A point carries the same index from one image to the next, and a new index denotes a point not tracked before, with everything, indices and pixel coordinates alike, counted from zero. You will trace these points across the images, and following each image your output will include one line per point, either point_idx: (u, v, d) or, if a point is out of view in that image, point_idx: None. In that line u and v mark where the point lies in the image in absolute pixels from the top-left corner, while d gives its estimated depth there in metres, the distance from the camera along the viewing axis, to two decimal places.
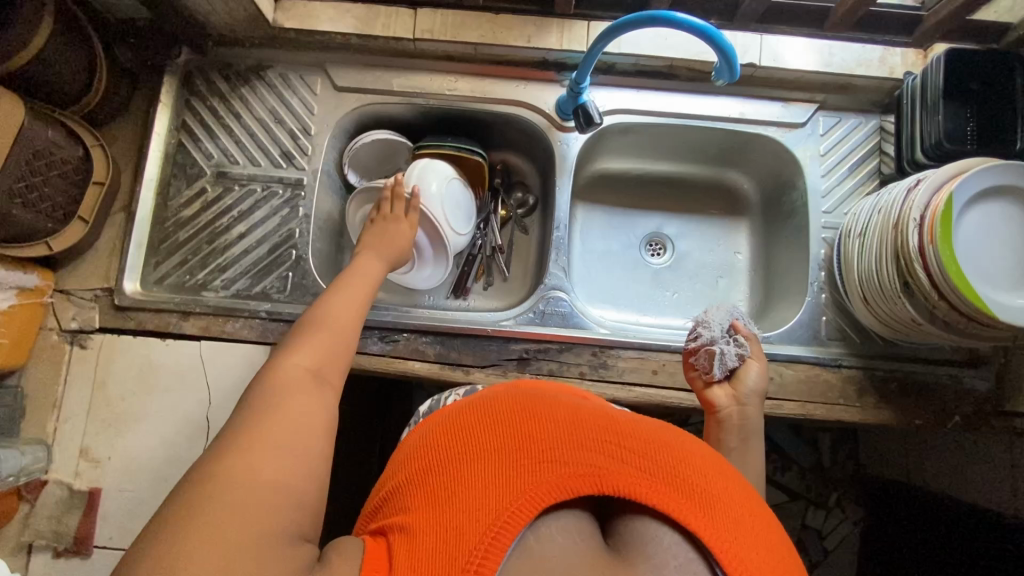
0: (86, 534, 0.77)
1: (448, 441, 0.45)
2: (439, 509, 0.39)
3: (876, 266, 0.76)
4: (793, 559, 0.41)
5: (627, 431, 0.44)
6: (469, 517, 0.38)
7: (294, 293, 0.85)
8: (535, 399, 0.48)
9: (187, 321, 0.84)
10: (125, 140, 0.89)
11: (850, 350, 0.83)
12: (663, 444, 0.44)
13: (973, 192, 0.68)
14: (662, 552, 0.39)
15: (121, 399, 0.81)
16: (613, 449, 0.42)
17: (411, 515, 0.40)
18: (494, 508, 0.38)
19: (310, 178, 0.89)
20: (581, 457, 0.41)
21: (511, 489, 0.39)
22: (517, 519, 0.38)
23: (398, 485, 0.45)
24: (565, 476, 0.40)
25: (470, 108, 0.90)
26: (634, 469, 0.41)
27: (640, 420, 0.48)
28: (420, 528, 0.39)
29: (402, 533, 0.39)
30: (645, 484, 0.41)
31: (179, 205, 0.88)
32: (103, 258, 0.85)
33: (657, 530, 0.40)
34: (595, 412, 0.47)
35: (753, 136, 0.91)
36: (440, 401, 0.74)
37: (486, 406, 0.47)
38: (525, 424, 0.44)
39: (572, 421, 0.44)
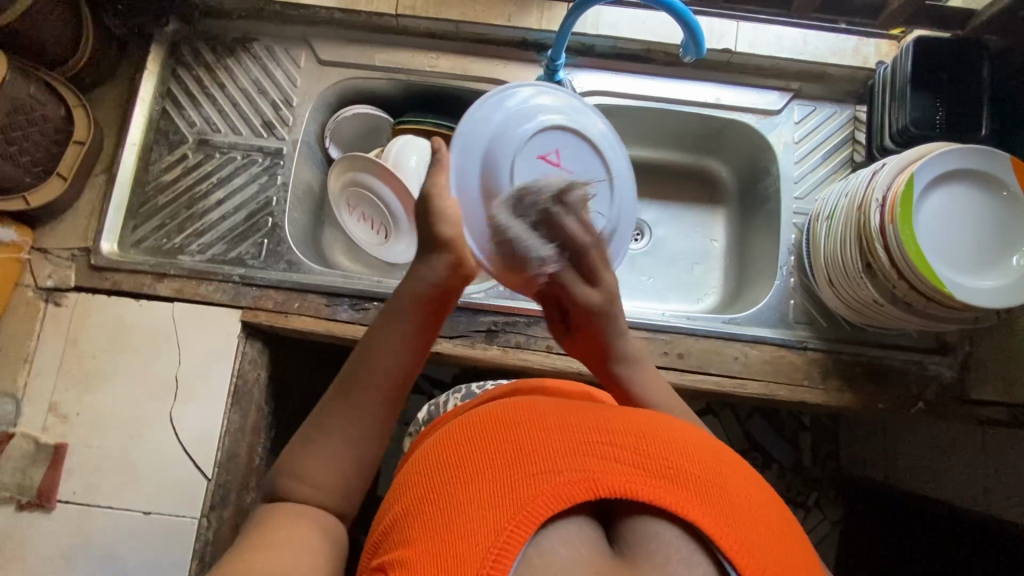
0: (50, 488, 0.77)
1: (441, 463, 0.43)
2: (439, 538, 0.37)
3: (840, 246, 0.76)
4: (793, 533, 0.41)
5: (617, 429, 0.42)
6: (470, 544, 0.36)
7: (268, 260, 0.86)
8: (527, 409, 0.45)
9: (162, 283, 0.84)
10: (110, 105, 0.90)
11: (816, 333, 0.84)
12: (655, 437, 0.42)
13: (935, 173, 0.69)
14: (664, 547, 0.37)
15: (92, 357, 0.81)
16: (604, 449, 0.40)
17: (411, 548, 0.37)
18: (492, 528, 0.36)
19: (290, 149, 0.91)
20: (573, 462, 0.39)
21: (508, 508, 0.37)
22: (515, 537, 0.36)
23: (395, 512, 0.42)
24: (561, 485, 0.38)
25: (450, 85, 0.92)
26: (627, 466, 0.39)
27: (628, 412, 0.46)
28: (418, 561, 0.36)
29: (401, 568, 0.37)
30: (643, 482, 0.39)
31: (159, 170, 0.90)
32: (82, 218, 0.86)
33: (658, 527, 0.38)
34: (579, 412, 0.45)
35: (729, 121, 0.92)
36: (439, 407, 0.80)
37: (475, 427, 0.45)
38: (517, 438, 0.42)
39: (562, 426, 0.42)
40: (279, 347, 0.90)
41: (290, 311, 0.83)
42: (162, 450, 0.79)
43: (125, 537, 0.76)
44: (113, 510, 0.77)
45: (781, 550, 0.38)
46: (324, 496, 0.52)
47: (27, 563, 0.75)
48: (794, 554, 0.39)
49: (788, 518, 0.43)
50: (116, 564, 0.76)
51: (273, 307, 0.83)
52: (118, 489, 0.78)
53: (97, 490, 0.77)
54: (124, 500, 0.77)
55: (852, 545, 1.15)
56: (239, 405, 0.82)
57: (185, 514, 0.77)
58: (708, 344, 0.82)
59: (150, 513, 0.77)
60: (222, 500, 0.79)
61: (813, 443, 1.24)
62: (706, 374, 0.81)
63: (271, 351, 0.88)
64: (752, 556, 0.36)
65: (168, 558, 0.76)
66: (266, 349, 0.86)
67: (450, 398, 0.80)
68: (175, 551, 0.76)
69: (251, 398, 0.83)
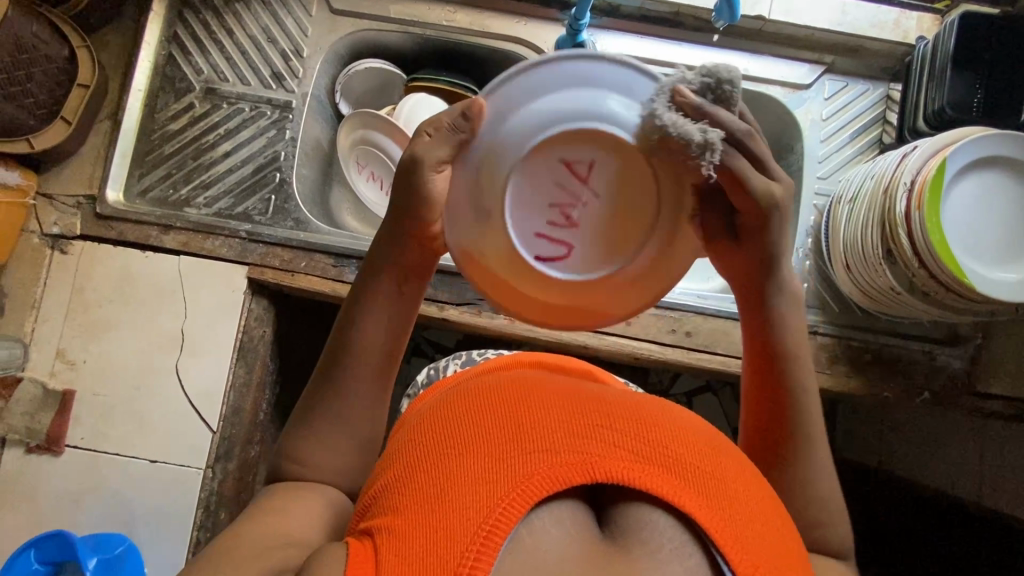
0: (58, 433, 0.78)
1: (438, 432, 0.42)
2: (430, 509, 0.36)
3: (861, 231, 0.74)
4: (787, 529, 0.41)
5: (618, 413, 0.41)
6: (459, 519, 0.35)
7: (275, 217, 0.85)
8: (529, 386, 0.45)
9: (167, 236, 0.83)
10: (115, 47, 0.87)
11: (828, 318, 0.83)
12: (656, 424, 0.41)
13: (966, 159, 0.66)
14: (657, 535, 0.37)
15: (98, 306, 0.81)
16: (603, 434, 0.39)
17: (400, 516, 0.37)
18: (483, 504, 0.36)
19: (300, 102, 0.89)
20: (570, 444, 0.39)
21: (501, 485, 0.37)
22: (507, 515, 0.36)
23: (387, 476, 0.42)
24: (555, 467, 0.38)
25: (467, 42, 0.89)
26: (626, 452, 0.39)
27: (629, 395, 0.45)
28: (408, 529, 0.36)
29: (389, 535, 0.36)
30: (642, 470, 0.38)
31: (166, 119, 0.88)
32: (87, 164, 0.85)
33: (653, 515, 0.37)
34: (582, 393, 0.44)
35: (757, 94, 0.88)
36: (438, 370, 0.80)
37: (473, 399, 0.44)
38: (514, 414, 0.41)
39: (561, 407, 0.41)
40: (284, 305, 0.90)
41: (297, 269, 0.82)
42: (168, 402, 0.80)
43: (132, 484, 0.78)
44: (120, 457, 0.78)
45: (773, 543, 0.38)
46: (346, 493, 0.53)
47: (36, 503, 0.77)
48: (784, 547, 0.39)
49: (780, 508, 0.42)
50: (123, 508, 0.78)
51: (280, 265, 0.82)
52: (125, 437, 0.79)
53: (104, 437, 0.79)
54: (131, 448, 0.79)
55: None
56: (244, 360, 0.82)
57: (191, 465, 0.79)
58: (717, 324, 0.81)
59: (156, 462, 0.78)
60: (227, 452, 0.80)
61: None
62: (712, 354, 0.81)
63: (277, 308, 0.88)
64: (746, 551, 0.36)
65: (173, 505, 0.78)
66: (272, 307, 0.86)
67: (450, 362, 0.81)
68: (180, 499, 0.78)
69: (256, 353, 0.84)
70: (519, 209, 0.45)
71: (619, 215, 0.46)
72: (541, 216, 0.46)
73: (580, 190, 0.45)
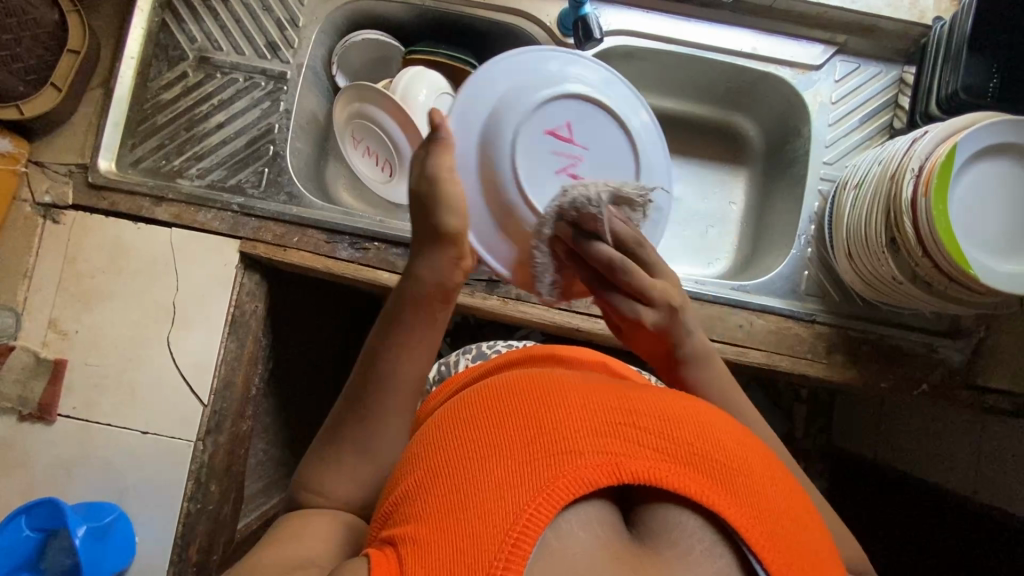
0: (51, 402, 0.78)
1: (458, 437, 0.41)
2: (455, 516, 0.36)
3: (866, 218, 0.72)
4: (811, 520, 0.41)
5: (641, 409, 0.41)
6: (487, 525, 0.35)
7: (268, 190, 0.84)
8: (545, 381, 0.44)
9: (160, 207, 0.82)
10: (107, 13, 0.85)
11: (827, 308, 0.81)
12: (679, 420, 0.41)
13: (978, 145, 0.64)
14: (686, 537, 0.37)
15: (91, 277, 0.81)
16: (627, 432, 0.39)
17: (422, 525, 0.36)
18: (510, 510, 0.35)
19: (295, 73, 0.87)
20: (595, 444, 0.38)
21: (527, 489, 0.36)
22: (535, 521, 0.35)
23: (408, 480, 0.41)
24: (582, 468, 0.37)
25: (466, 14, 0.86)
26: (650, 451, 0.38)
27: (649, 391, 0.45)
28: (433, 538, 0.35)
29: (412, 546, 0.35)
30: (668, 468, 0.38)
31: (158, 88, 0.86)
32: (79, 132, 0.84)
33: (681, 515, 0.37)
34: (601, 389, 0.43)
35: (763, 74, 0.86)
36: (450, 366, 0.80)
37: (491, 398, 0.44)
38: (535, 413, 0.40)
39: (582, 404, 0.41)
40: (277, 281, 0.89)
41: (289, 245, 0.81)
42: (160, 374, 0.80)
43: (124, 455, 0.78)
44: (112, 427, 0.79)
45: (805, 544, 0.38)
46: (327, 471, 0.53)
47: (29, 470, 0.78)
48: (812, 541, 0.39)
49: (804, 500, 0.42)
50: (114, 478, 0.78)
51: (272, 240, 0.81)
52: (117, 408, 0.79)
53: (96, 407, 0.79)
54: (122, 419, 0.79)
55: None
56: (236, 335, 0.81)
57: (182, 437, 0.79)
58: (714, 310, 0.80)
59: (147, 433, 0.79)
60: (218, 426, 0.80)
61: (806, 416, 1.23)
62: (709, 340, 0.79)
63: (270, 283, 0.87)
64: (778, 550, 0.36)
65: (165, 477, 0.78)
66: (264, 282, 0.85)
67: (461, 358, 0.79)
68: (172, 470, 0.78)
69: (248, 328, 0.83)
70: (539, 176, 0.65)
71: (604, 144, 0.68)
72: (559, 178, 0.66)
73: (573, 142, 0.67)
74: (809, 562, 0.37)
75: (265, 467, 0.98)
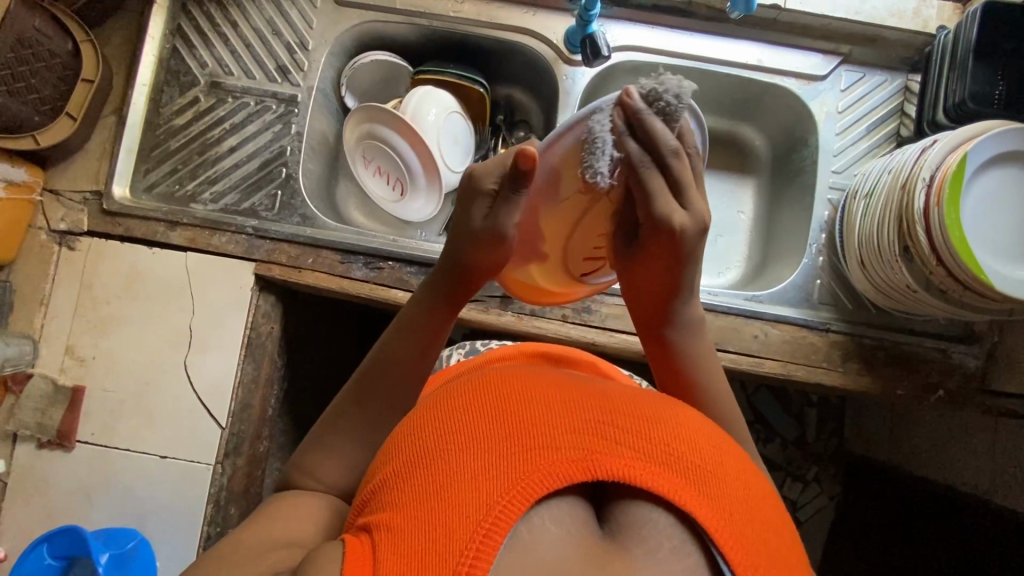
0: (69, 428, 0.78)
1: (434, 426, 0.41)
2: (428, 505, 0.36)
3: (877, 227, 0.72)
4: (790, 532, 0.41)
5: (622, 408, 0.41)
6: (458, 516, 0.35)
7: (281, 212, 0.84)
8: (530, 378, 0.44)
9: (174, 231, 0.83)
10: (119, 41, 0.86)
11: (840, 315, 0.81)
12: (659, 420, 0.41)
13: (989, 153, 0.64)
14: (656, 534, 0.37)
15: (107, 302, 0.81)
16: (606, 431, 0.39)
17: (396, 512, 0.37)
18: (483, 503, 0.36)
19: (305, 96, 0.88)
20: (572, 441, 0.38)
21: (500, 482, 0.36)
22: (506, 515, 0.35)
23: (387, 469, 0.41)
24: (556, 464, 0.37)
25: (473, 33, 0.87)
26: (627, 449, 0.38)
27: (632, 390, 0.45)
28: (406, 524, 0.36)
29: (385, 532, 0.36)
30: (642, 467, 0.38)
31: (171, 114, 0.87)
32: (93, 159, 0.84)
33: (649, 513, 0.38)
34: (586, 388, 0.43)
35: (769, 86, 0.87)
36: (441, 359, 0.80)
37: (473, 391, 0.44)
38: (513, 408, 0.41)
39: (562, 401, 0.41)
40: (292, 301, 0.89)
41: (304, 266, 0.82)
42: (178, 398, 0.80)
43: (142, 480, 0.79)
44: (131, 452, 0.79)
45: (780, 551, 0.38)
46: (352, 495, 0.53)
47: (49, 497, 0.78)
48: (789, 550, 0.39)
49: (777, 503, 0.42)
50: (133, 503, 0.78)
51: (287, 261, 0.82)
52: (136, 433, 0.79)
53: (115, 432, 0.79)
54: (141, 444, 0.79)
55: (846, 524, 1.16)
56: (252, 357, 0.82)
57: (200, 460, 0.79)
58: (728, 321, 0.80)
59: (166, 457, 0.79)
60: (236, 448, 0.81)
61: (817, 420, 1.23)
62: (723, 352, 0.79)
63: (284, 304, 0.87)
64: (748, 553, 0.36)
65: (183, 501, 0.78)
66: (279, 304, 0.86)
67: (455, 351, 0.80)
68: (190, 494, 0.78)
69: (265, 350, 0.84)
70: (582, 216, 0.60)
71: None
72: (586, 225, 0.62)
73: None
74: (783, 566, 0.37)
75: None
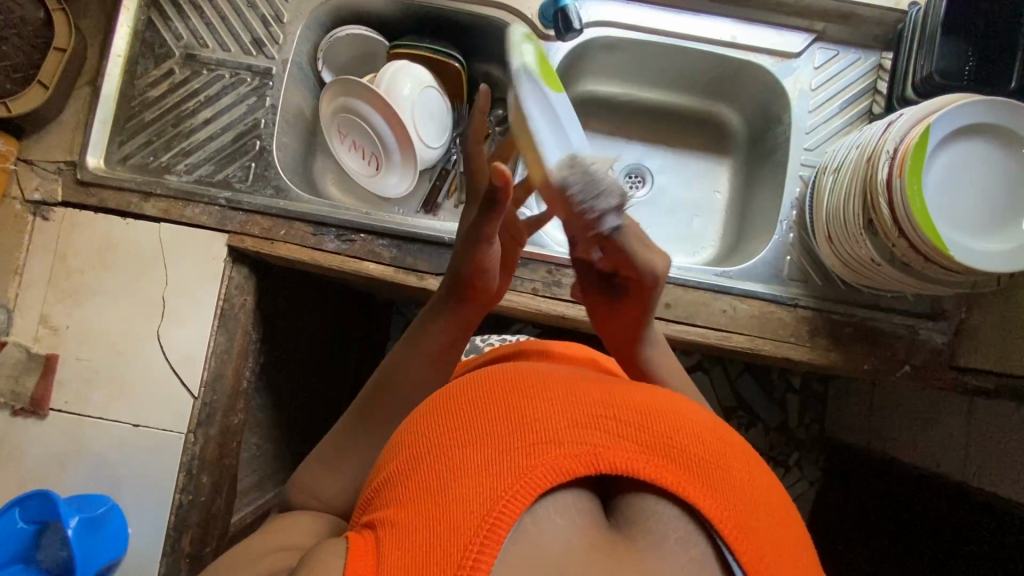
0: (43, 396, 0.79)
1: (437, 423, 0.41)
2: (431, 502, 0.37)
3: (844, 202, 0.73)
4: (792, 518, 0.42)
5: (624, 402, 0.41)
6: (462, 512, 0.36)
7: (255, 184, 0.85)
8: (533, 373, 0.44)
9: (148, 202, 0.83)
10: (93, 12, 0.87)
11: (810, 291, 0.82)
12: (658, 412, 0.41)
13: (952, 127, 0.65)
14: (662, 527, 0.38)
15: (80, 273, 0.82)
16: (608, 424, 0.40)
17: (401, 509, 0.37)
18: (487, 496, 0.36)
19: (279, 69, 0.87)
20: (574, 435, 0.39)
21: (504, 477, 0.37)
22: (511, 509, 0.36)
23: (389, 466, 0.41)
24: (560, 458, 0.38)
25: (449, 9, 0.88)
26: (628, 441, 0.39)
27: (632, 384, 0.45)
28: (411, 521, 0.36)
29: (390, 528, 0.37)
30: (645, 460, 0.39)
31: (145, 85, 0.87)
32: (68, 130, 0.85)
33: (659, 505, 0.38)
34: (588, 382, 0.44)
35: (743, 63, 0.87)
36: None
37: (474, 389, 0.44)
38: (516, 406, 0.41)
39: (566, 396, 0.41)
40: (266, 274, 0.90)
41: (276, 237, 0.82)
42: (150, 367, 0.80)
43: (115, 448, 0.79)
44: (104, 421, 0.80)
45: (780, 539, 0.39)
46: None
47: (22, 465, 0.79)
48: (785, 534, 0.40)
49: (778, 490, 0.43)
50: (105, 471, 0.79)
51: (260, 233, 0.82)
52: (108, 402, 0.80)
53: (88, 401, 0.80)
54: (113, 412, 0.80)
55: (825, 508, 1.17)
56: (225, 328, 0.82)
57: (172, 429, 0.79)
58: (696, 295, 0.81)
59: (139, 426, 0.80)
60: (208, 418, 0.81)
61: (799, 406, 1.24)
62: (691, 326, 0.80)
63: (259, 277, 0.88)
64: (750, 543, 0.37)
65: (155, 468, 0.79)
66: (253, 276, 0.86)
67: (458, 352, 0.84)
68: (162, 463, 0.79)
69: (238, 322, 0.84)
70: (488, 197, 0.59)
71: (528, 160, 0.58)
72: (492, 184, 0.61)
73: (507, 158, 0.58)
74: (789, 555, 0.38)
75: (258, 461, 1.00)
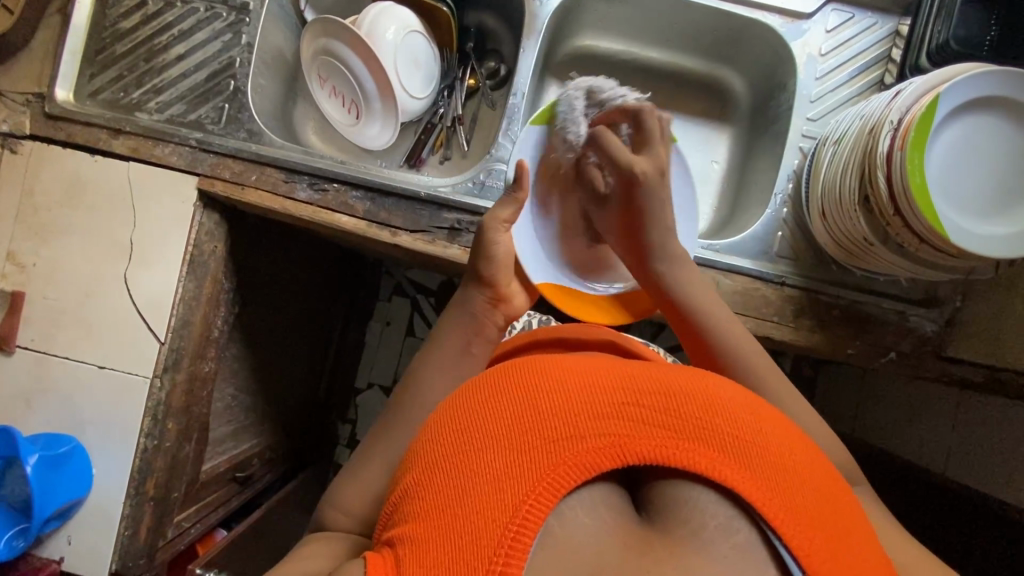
0: (9, 332, 0.78)
1: (449, 429, 0.39)
2: (452, 513, 0.34)
3: (841, 176, 0.69)
4: (842, 492, 0.39)
5: (645, 387, 0.39)
6: (484, 519, 0.34)
7: (227, 126, 0.81)
8: (544, 363, 0.42)
9: (117, 140, 0.80)
10: None
11: (799, 270, 0.78)
12: (684, 394, 0.39)
13: (962, 99, 0.60)
14: (698, 513, 0.35)
15: (47, 210, 0.80)
16: (631, 412, 0.37)
17: (418, 522, 0.35)
18: (509, 499, 0.34)
19: (257, 4, 0.83)
20: (594, 427, 0.37)
21: (525, 476, 0.35)
22: (535, 514, 0.34)
23: (405, 478, 0.39)
24: (582, 453, 0.36)
25: None
26: (655, 430, 0.37)
27: (650, 365, 0.43)
28: (430, 535, 0.34)
29: (409, 544, 0.35)
30: (676, 446, 0.36)
31: (117, 16, 0.83)
32: (36, 60, 0.81)
33: (689, 494, 0.36)
34: (604, 367, 0.41)
35: (749, 21, 0.81)
36: None
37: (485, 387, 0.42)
38: (531, 399, 0.38)
39: (582, 385, 0.39)
40: (239, 222, 0.87)
41: (246, 183, 0.79)
42: (116, 309, 0.79)
43: (80, 388, 0.78)
44: (69, 360, 0.79)
45: (829, 514, 0.36)
46: None
47: None
48: (837, 508, 0.37)
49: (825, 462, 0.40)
50: (71, 410, 0.78)
51: (230, 177, 0.79)
52: (74, 342, 0.79)
53: (54, 340, 0.79)
54: (78, 352, 0.79)
55: None
56: (195, 274, 0.80)
57: (137, 373, 0.79)
58: None
59: (104, 367, 0.79)
60: (175, 364, 0.80)
61: None
62: None
63: (230, 224, 0.85)
64: (797, 523, 0.34)
65: (119, 410, 0.78)
66: (224, 223, 0.84)
67: None
68: (126, 405, 0.78)
69: (207, 268, 0.82)
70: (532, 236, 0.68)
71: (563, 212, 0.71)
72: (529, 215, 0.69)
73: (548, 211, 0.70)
74: (841, 538, 0.35)
75: (234, 412, 1.00)
